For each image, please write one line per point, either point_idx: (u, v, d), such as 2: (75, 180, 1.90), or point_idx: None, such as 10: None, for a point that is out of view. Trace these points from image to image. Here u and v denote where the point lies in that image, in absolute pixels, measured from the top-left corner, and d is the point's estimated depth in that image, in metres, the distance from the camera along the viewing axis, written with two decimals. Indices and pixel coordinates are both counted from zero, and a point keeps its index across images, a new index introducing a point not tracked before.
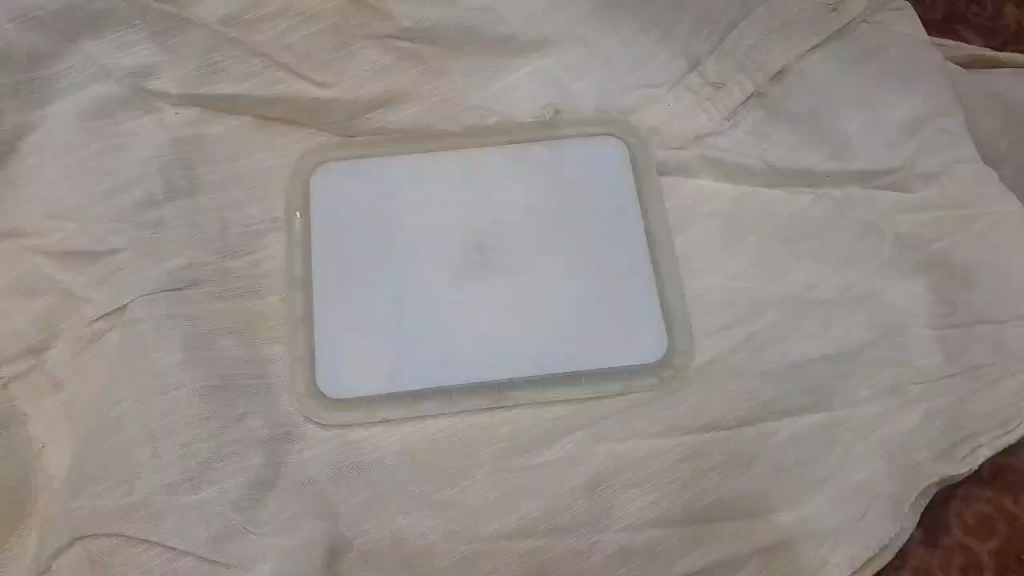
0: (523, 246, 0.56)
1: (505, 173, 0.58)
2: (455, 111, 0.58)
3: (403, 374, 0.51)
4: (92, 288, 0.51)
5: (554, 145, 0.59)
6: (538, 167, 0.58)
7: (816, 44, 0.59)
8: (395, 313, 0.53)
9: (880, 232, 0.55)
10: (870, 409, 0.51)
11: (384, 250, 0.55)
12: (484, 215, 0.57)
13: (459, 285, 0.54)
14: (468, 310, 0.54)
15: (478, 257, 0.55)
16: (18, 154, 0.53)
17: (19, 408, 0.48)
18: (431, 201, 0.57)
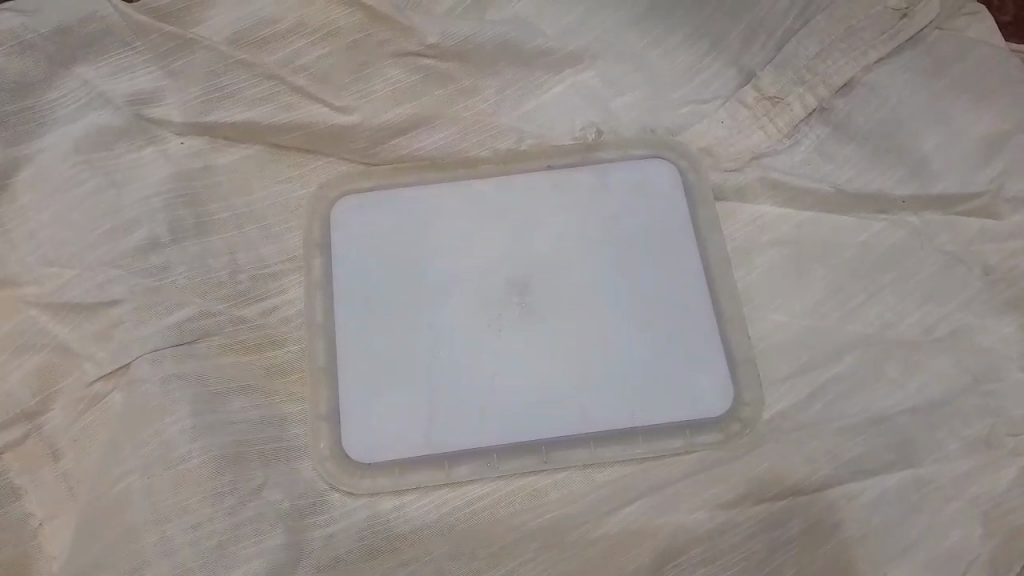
0: (567, 281, 0.50)
1: (546, 198, 0.52)
2: (490, 133, 0.53)
3: (436, 431, 0.46)
4: (92, 344, 0.45)
5: (599, 166, 0.54)
6: (583, 192, 0.53)
7: (884, 52, 0.54)
8: (426, 358, 0.47)
9: (966, 265, 0.49)
10: (963, 465, 0.45)
11: (413, 287, 0.49)
12: (523, 246, 0.51)
13: (497, 326, 0.49)
14: (507, 354, 0.48)
15: (517, 293, 0.49)
16: (8, 193, 0.48)
17: (13, 480, 0.43)
18: (464, 231, 0.51)
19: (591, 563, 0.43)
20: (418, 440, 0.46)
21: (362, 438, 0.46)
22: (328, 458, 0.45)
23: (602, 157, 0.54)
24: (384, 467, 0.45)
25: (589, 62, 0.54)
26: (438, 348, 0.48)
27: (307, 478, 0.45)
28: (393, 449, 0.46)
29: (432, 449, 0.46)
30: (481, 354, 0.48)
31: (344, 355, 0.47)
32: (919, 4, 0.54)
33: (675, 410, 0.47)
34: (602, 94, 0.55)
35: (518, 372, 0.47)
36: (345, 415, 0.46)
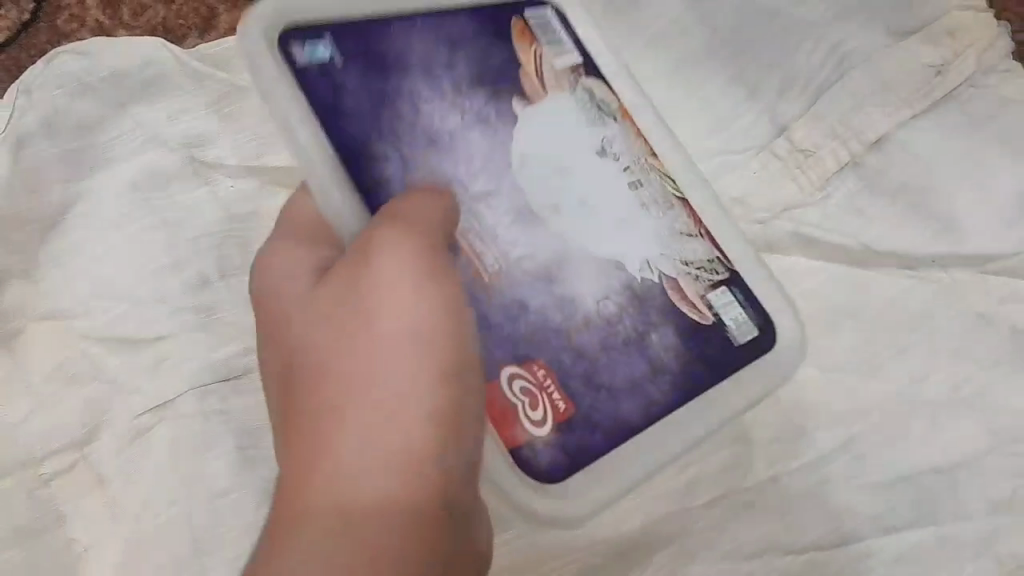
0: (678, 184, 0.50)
1: (561, 126, 0.48)
2: (431, 150, 0.45)
3: (584, 407, 0.45)
4: (139, 377, 0.47)
5: (494, 18, 0.49)
6: (605, 118, 0.50)
7: (917, 109, 0.55)
8: (540, 330, 0.45)
9: (996, 325, 0.50)
10: (986, 523, 0.46)
11: (481, 291, 0.44)
12: (622, 188, 0.49)
13: (638, 267, 0.47)
14: (710, 325, 0.48)
15: (641, 206, 0.49)
16: (62, 228, 0.50)
17: (61, 509, 0.45)
18: (495, 203, 0.45)
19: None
20: (576, 427, 0.44)
21: (527, 452, 0.43)
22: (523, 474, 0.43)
23: (536, 97, 0.48)
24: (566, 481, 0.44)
25: (586, 65, 0.51)
26: (555, 316, 0.45)
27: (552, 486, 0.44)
28: (552, 439, 0.44)
29: (619, 431, 0.45)
30: (617, 311, 0.46)
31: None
32: (954, 62, 0.55)
33: (717, 454, 0.48)
34: (528, 11, 0.50)
35: (693, 337, 0.47)
36: (498, 435, 0.43)
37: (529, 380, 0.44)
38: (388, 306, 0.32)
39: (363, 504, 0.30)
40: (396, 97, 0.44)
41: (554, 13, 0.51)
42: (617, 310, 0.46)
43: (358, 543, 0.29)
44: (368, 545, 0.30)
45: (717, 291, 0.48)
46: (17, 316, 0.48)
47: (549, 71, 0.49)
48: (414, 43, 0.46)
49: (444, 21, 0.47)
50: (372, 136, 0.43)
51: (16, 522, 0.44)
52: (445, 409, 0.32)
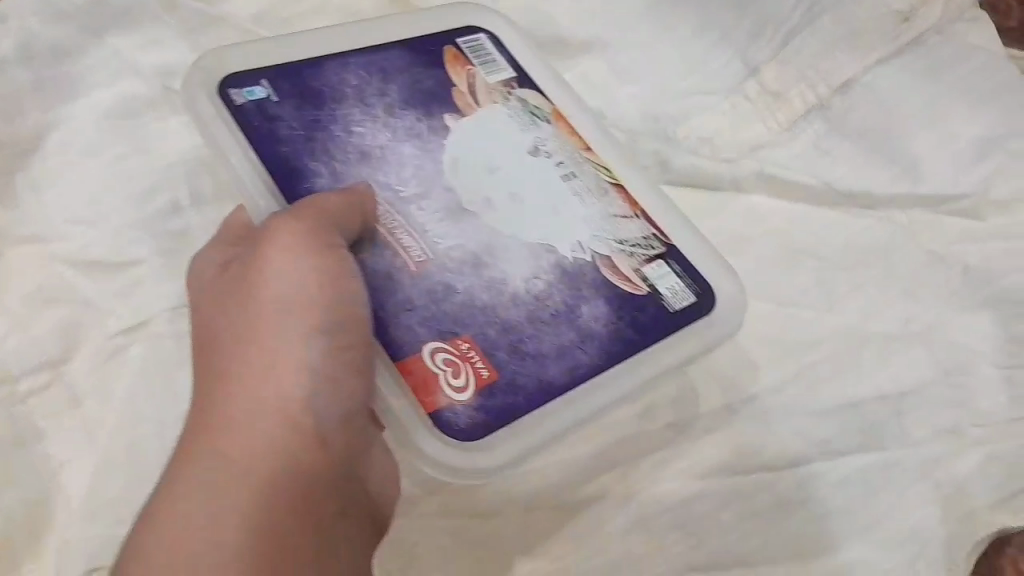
0: (613, 172, 0.50)
1: (496, 133, 0.50)
2: (360, 163, 0.46)
3: (508, 375, 0.43)
4: (113, 300, 0.48)
5: (424, 49, 0.51)
6: (539, 121, 0.51)
7: (885, 53, 0.56)
8: (466, 310, 0.44)
9: (947, 264, 0.52)
10: (930, 450, 0.48)
11: (404, 278, 0.44)
12: (556, 180, 0.49)
13: (571, 247, 0.47)
14: (644, 295, 0.46)
15: (575, 194, 0.49)
16: (38, 154, 0.51)
17: (37, 423, 0.46)
18: (424, 204, 0.46)
19: (552, 528, 0.45)
20: (499, 394, 0.42)
21: (448, 415, 0.41)
22: (439, 435, 0.41)
23: (468, 112, 0.50)
24: (485, 441, 0.42)
25: (520, 79, 0.52)
26: (480, 295, 0.44)
27: (470, 446, 0.41)
28: (473, 402, 0.42)
29: (545, 395, 0.43)
30: (547, 288, 0.45)
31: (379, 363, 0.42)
32: (920, 9, 0.57)
33: (677, 381, 0.49)
34: (460, 39, 0.52)
35: (627, 307, 0.46)
36: (417, 401, 0.41)
37: (452, 351, 0.42)
38: (273, 286, 0.39)
39: (248, 468, 0.37)
40: (328, 122, 0.47)
41: (488, 37, 0.53)
42: (547, 287, 0.45)
43: (237, 502, 0.36)
44: (248, 491, 0.36)
45: (653, 265, 0.47)
46: None
47: (482, 86, 0.51)
48: (346, 74, 0.49)
49: (374, 57, 0.50)
50: (303, 159, 0.46)
51: None
52: (329, 381, 0.39)
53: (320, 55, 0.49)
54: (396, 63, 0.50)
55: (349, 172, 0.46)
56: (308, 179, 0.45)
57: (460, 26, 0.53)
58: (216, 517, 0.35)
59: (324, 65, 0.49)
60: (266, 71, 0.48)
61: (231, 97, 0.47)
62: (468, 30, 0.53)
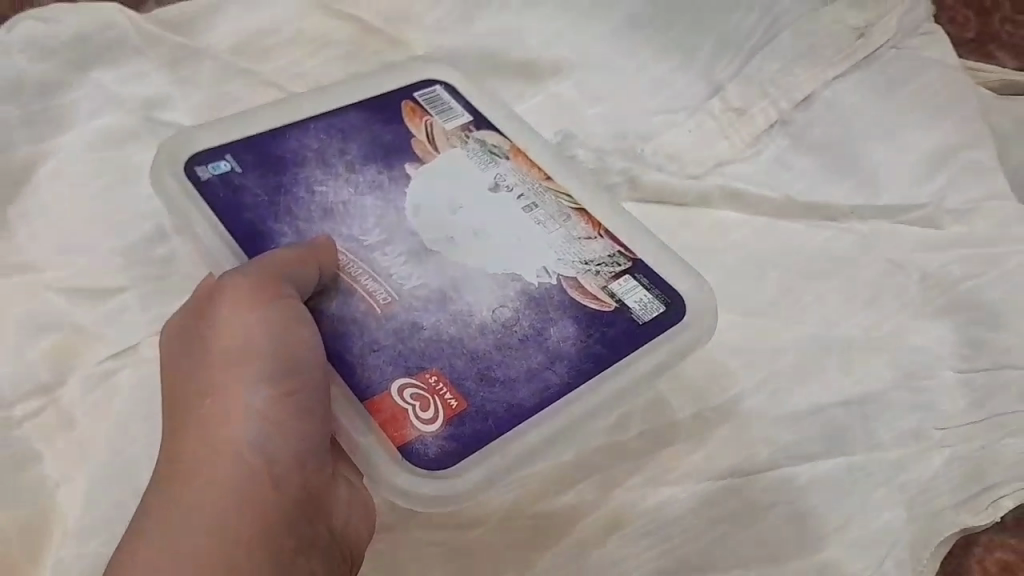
0: (574, 197, 0.53)
1: (458, 174, 0.53)
2: (324, 221, 0.50)
3: (478, 402, 0.45)
4: (103, 326, 0.50)
5: (382, 107, 0.56)
6: (497, 159, 0.54)
7: (842, 70, 0.58)
8: (433, 346, 0.46)
9: (907, 271, 0.54)
10: (894, 453, 0.50)
11: (372, 322, 0.46)
12: (518, 212, 0.52)
13: (535, 276, 0.49)
14: (611, 311, 0.48)
15: (538, 222, 0.51)
16: (28, 185, 0.53)
17: (33, 446, 0.47)
18: (388, 250, 0.49)
19: (532, 538, 0.47)
20: (470, 419, 0.44)
21: (419, 446, 0.43)
22: (410, 465, 0.43)
23: (427, 159, 0.53)
24: (458, 467, 0.43)
25: (476, 122, 0.56)
26: (446, 330, 0.47)
27: (441, 473, 0.43)
28: (443, 430, 0.44)
29: (515, 418, 0.45)
30: (513, 315, 0.48)
31: (352, 403, 0.44)
32: (875, 25, 0.59)
33: (649, 392, 0.51)
34: (417, 92, 0.57)
35: (594, 325, 0.48)
36: (388, 436, 0.43)
37: (420, 385, 0.45)
38: (225, 336, 0.41)
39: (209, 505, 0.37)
40: (292, 186, 0.51)
41: (443, 87, 0.57)
42: (513, 314, 0.48)
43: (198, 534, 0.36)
44: (211, 528, 0.37)
45: (620, 281, 0.50)
46: None
47: (440, 133, 0.55)
48: (307, 140, 0.53)
49: (334, 120, 0.54)
50: (268, 222, 0.49)
51: None
52: (282, 420, 0.40)
53: (281, 126, 0.53)
54: (353, 123, 0.54)
55: (315, 230, 0.49)
56: (274, 241, 0.49)
57: (418, 79, 0.57)
58: (178, 557, 0.36)
59: (286, 134, 0.53)
60: (230, 145, 0.52)
61: (197, 173, 0.50)
62: (423, 83, 0.57)
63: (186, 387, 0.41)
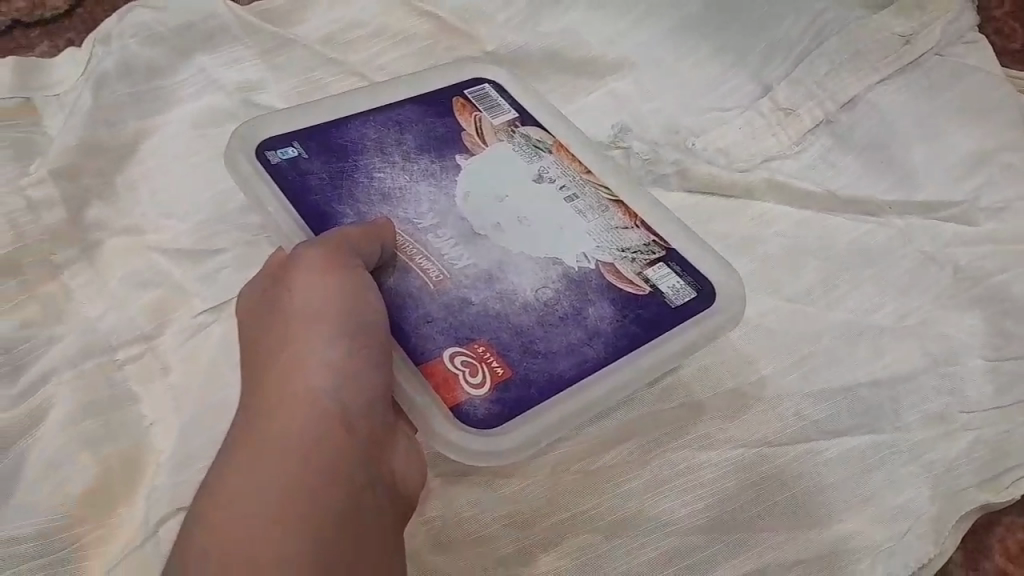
0: (611, 190, 0.57)
1: (505, 165, 0.58)
2: (383, 204, 0.54)
3: (522, 371, 0.49)
4: (198, 284, 0.56)
5: (435, 103, 0.60)
6: (541, 153, 0.58)
7: (887, 74, 0.62)
8: (482, 320, 0.50)
9: (939, 264, 0.57)
10: (920, 433, 0.53)
11: (426, 296, 0.50)
12: (561, 202, 0.56)
13: (576, 260, 0.53)
14: (647, 294, 0.53)
15: (579, 212, 0.56)
16: (136, 156, 0.59)
17: (132, 388, 0.53)
18: (441, 232, 0.53)
19: (576, 490, 0.51)
20: (514, 386, 0.49)
21: (468, 408, 0.47)
22: (462, 425, 0.47)
23: (476, 151, 0.58)
24: (504, 427, 0.47)
25: (522, 119, 0.60)
26: (493, 305, 0.51)
27: (490, 433, 0.47)
28: (490, 395, 0.48)
29: (555, 386, 0.49)
30: (554, 296, 0.52)
31: (407, 366, 0.48)
32: (920, 33, 0.62)
33: (692, 366, 0.55)
34: (467, 90, 0.61)
35: (629, 307, 0.52)
36: (441, 398, 0.48)
37: (470, 354, 0.49)
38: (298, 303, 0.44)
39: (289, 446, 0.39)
40: (354, 171, 0.55)
41: (491, 87, 0.61)
42: (555, 294, 0.52)
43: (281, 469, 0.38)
44: (303, 466, 0.39)
45: (655, 268, 0.54)
46: (98, 230, 0.56)
47: (488, 128, 0.59)
48: (367, 130, 0.58)
49: (392, 113, 0.59)
50: (333, 204, 0.53)
51: (94, 398, 0.52)
52: (352, 371, 0.42)
53: (342, 116, 0.58)
54: (408, 117, 0.59)
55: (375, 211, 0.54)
56: (339, 220, 0.53)
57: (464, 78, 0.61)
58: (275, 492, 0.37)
59: (348, 124, 0.58)
60: (296, 133, 0.56)
61: (268, 157, 0.55)
62: (473, 82, 0.62)
63: (260, 353, 0.43)
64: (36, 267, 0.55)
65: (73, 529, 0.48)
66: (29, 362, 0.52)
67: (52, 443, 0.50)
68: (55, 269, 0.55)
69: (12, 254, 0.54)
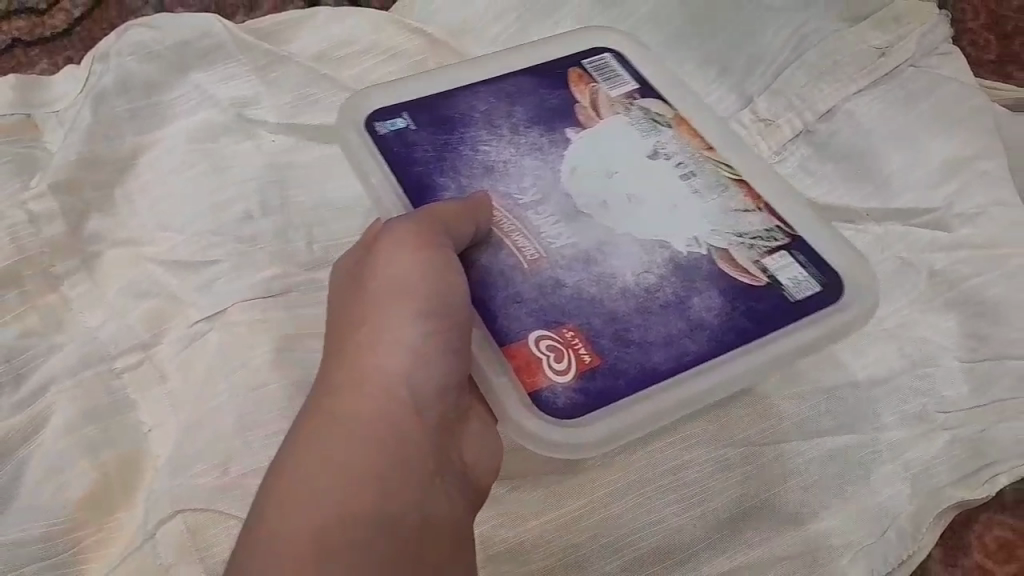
0: (731, 171, 0.56)
1: (621, 139, 0.57)
2: (486, 176, 0.55)
3: (612, 360, 0.48)
4: (195, 293, 0.57)
5: (542, 76, 0.60)
6: (659, 128, 0.58)
7: (863, 84, 0.63)
8: (574, 303, 0.50)
9: (916, 269, 0.59)
10: (898, 433, 0.55)
11: (519, 275, 0.50)
12: (674, 181, 0.55)
13: (684, 244, 0.53)
14: (764, 285, 0.51)
15: (693, 192, 0.55)
16: (135, 170, 0.61)
17: (132, 396, 0.54)
18: (542, 209, 0.53)
19: (563, 491, 0.52)
20: (601, 376, 0.48)
21: (549, 395, 0.47)
22: (540, 413, 0.46)
23: (590, 124, 0.58)
24: (584, 419, 0.46)
25: (642, 91, 0.60)
26: (589, 289, 0.50)
27: (569, 423, 0.46)
28: (573, 383, 0.47)
29: (647, 378, 0.48)
30: (656, 282, 0.51)
31: (492, 345, 0.48)
32: (896, 44, 0.64)
33: None
34: (585, 62, 0.61)
35: (740, 298, 0.51)
36: (522, 382, 0.47)
37: (557, 339, 0.48)
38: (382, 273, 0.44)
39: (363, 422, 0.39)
40: (458, 144, 0.56)
41: (613, 57, 0.62)
42: (656, 280, 0.51)
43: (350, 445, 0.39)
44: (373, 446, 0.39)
45: (774, 256, 0.53)
46: (95, 243, 0.58)
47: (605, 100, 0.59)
48: (476, 102, 0.59)
49: (504, 84, 0.60)
50: (435, 175, 0.54)
51: (93, 405, 0.53)
52: (433, 353, 0.42)
53: (453, 88, 0.59)
54: (510, 90, 0.59)
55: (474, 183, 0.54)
56: (439, 192, 0.54)
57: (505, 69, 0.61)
58: (344, 470, 0.38)
59: (457, 95, 0.59)
60: (405, 104, 0.58)
61: (376, 128, 0.57)
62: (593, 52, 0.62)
63: (343, 318, 0.43)
64: (36, 278, 0.56)
65: (71, 533, 0.50)
66: (30, 370, 0.54)
67: (52, 449, 0.52)
68: (55, 280, 0.57)
69: (12, 266, 0.56)
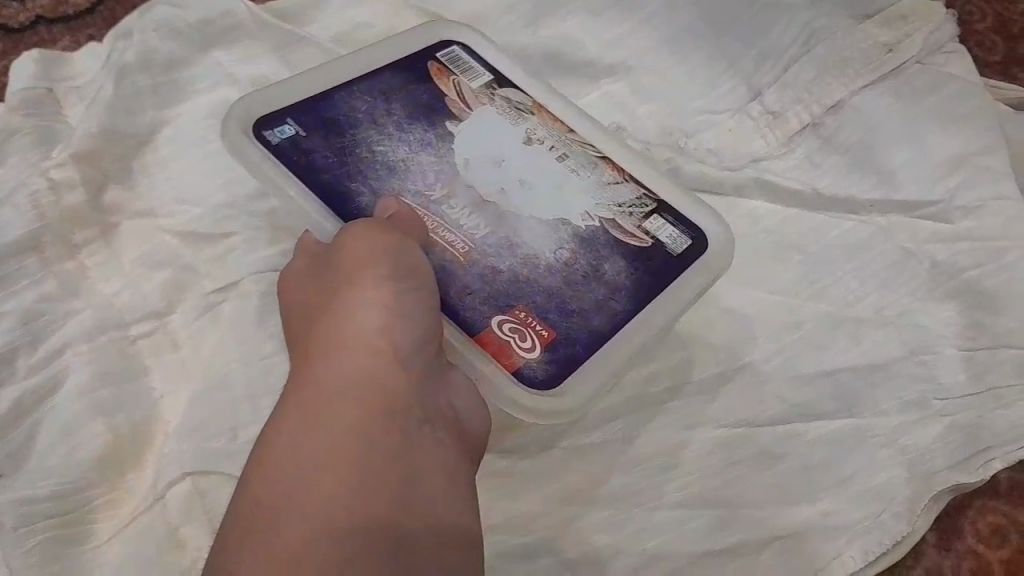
0: (597, 148, 0.58)
1: (490, 129, 0.57)
2: (391, 177, 0.54)
3: (564, 330, 0.51)
4: (208, 264, 0.58)
5: (409, 66, 0.59)
6: (525, 114, 0.58)
7: (870, 80, 0.64)
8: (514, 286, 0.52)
9: (917, 259, 0.60)
10: (898, 421, 0.56)
11: (459, 270, 0.52)
12: (550, 160, 0.57)
13: (581, 218, 0.55)
14: (649, 246, 0.54)
15: (571, 170, 0.56)
16: (152, 145, 0.62)
17: (145, 361, 0.56)
18: (452, 202, 0.54)
19: (566, 466, 0.54)
20: (560, 345, 0.51)
21: (527, 371, 0.49)
22: (527, 387, 0.49)
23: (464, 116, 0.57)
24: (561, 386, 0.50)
25: (499, 80, 0.60)
26: (521, 271, 0.52)
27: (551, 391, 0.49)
28: (543, 356, 0.50)
29: (596, 342, 0.51)
30: (572, 255, 0.53)
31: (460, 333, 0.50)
32: (902, 41, 0.65)
33: (680, 352, 0.57)
34: (440, 54, 0.60)
35: (639, 259, 0.54)
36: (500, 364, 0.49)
37: (514, 320, 0.51)
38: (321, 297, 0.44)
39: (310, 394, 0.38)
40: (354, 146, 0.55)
41: (461, 48, 0.61)
42: (571, 254, 0.53)
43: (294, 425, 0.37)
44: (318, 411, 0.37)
45: (650, 220, 0.56)
46: (113, 214, 0.59)
47: (470, 92, 0.59)
48: (355, 102, 0.57)
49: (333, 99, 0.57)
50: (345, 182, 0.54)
51: (107, 369, 0.54)
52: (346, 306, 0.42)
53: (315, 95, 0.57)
54: (296, 135, 0.55)
55: (383, 186, 0.54)
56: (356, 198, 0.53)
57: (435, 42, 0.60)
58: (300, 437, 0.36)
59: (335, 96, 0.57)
60: (289, 110, 0.56)
61: (266, 138, 0.54)
62: (442, 45, 0.61)
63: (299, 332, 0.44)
64: (54, 246, 0.57)
65: (83, 492, 0.51)
66: (46, 334, 0.55)
67: (66, 413, 0.53)
68: (73, 248, 0.58)
69: (33, 232, 0.57)
